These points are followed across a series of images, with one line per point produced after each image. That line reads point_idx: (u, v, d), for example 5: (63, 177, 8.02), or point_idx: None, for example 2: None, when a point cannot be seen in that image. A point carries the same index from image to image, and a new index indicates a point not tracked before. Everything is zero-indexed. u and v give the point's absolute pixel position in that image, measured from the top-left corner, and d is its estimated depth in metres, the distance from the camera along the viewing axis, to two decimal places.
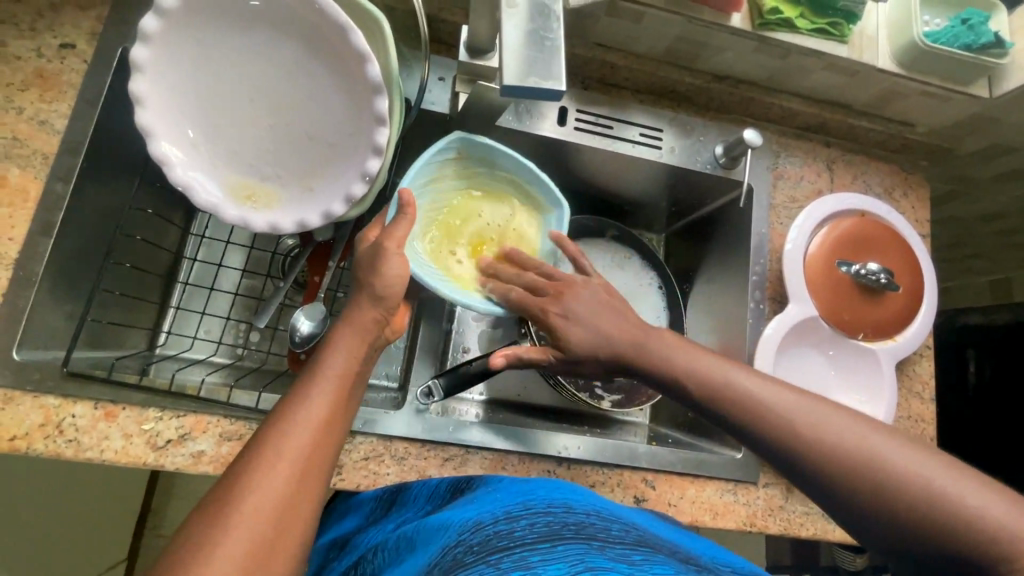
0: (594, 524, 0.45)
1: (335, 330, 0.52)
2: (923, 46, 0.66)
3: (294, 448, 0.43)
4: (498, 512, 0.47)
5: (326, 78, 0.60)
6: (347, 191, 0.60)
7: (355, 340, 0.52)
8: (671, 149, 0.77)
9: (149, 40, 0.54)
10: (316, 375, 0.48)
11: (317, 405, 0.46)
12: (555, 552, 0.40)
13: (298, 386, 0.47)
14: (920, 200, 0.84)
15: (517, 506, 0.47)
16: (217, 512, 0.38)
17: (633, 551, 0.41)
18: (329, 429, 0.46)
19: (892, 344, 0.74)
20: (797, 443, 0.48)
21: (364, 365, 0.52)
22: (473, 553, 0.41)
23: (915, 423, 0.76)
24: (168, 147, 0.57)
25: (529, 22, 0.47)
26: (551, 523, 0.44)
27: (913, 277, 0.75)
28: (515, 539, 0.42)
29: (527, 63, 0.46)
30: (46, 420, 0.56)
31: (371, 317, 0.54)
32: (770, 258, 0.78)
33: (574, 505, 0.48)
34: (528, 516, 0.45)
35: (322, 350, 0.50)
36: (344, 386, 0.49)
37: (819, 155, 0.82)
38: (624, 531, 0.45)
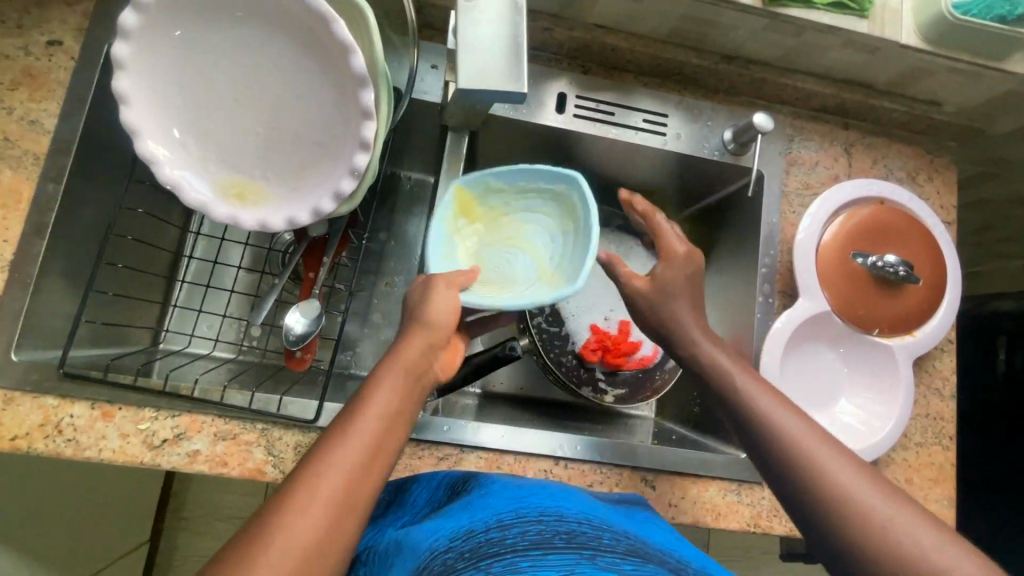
0: (586, 532, 0.43)
1: (381, 364, 0.50)
2: (952, 19, 0.60)
3: (330, 485, 0.42)
4: (490, 519, 0.45)
5: (311, 70, 0.58)
6: (336, 187, 0.59)
7: (402, 372, 0.50)
8: (676, 135, 0.74)
9: (129, 36, 0.53)
10: (359, 410, 0.47)
11: (357, 443, 0.45)
12: (546, 560, 0.39)
13: (340, 421, 0.46)
14: (946, 184, 0.78)
15: (510, 512, 0.46)
16: (240, 558, 0.38)
17: (623, 560, 0.40)
18: (367, 473, 0.44)
19: (910, 340, 0.70)
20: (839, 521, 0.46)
21: (410, 400, 0.50)
22: (464, 559, 0.40)
23: (934, 421, 0.73)
24: (154, 145, 0.56)
25: (489, 20, 0.51)
26: (542, 530, 0.43)
27: (935, 269, 0.71)
28: (506, 546, 0.41)
29: (490, 68, 0.50)
30: (45, 420, 0.57)
31: (410, 337, 0.52)
32: (781, 250, 0.74)
33: (567, 512, 0.46)
34: (522, 522, 0.44)
35: (369, 385, 0.48)
36: (387, 426, 0.47)
37: (837, 138, 0.77)
38: (615, 539, 0.44)
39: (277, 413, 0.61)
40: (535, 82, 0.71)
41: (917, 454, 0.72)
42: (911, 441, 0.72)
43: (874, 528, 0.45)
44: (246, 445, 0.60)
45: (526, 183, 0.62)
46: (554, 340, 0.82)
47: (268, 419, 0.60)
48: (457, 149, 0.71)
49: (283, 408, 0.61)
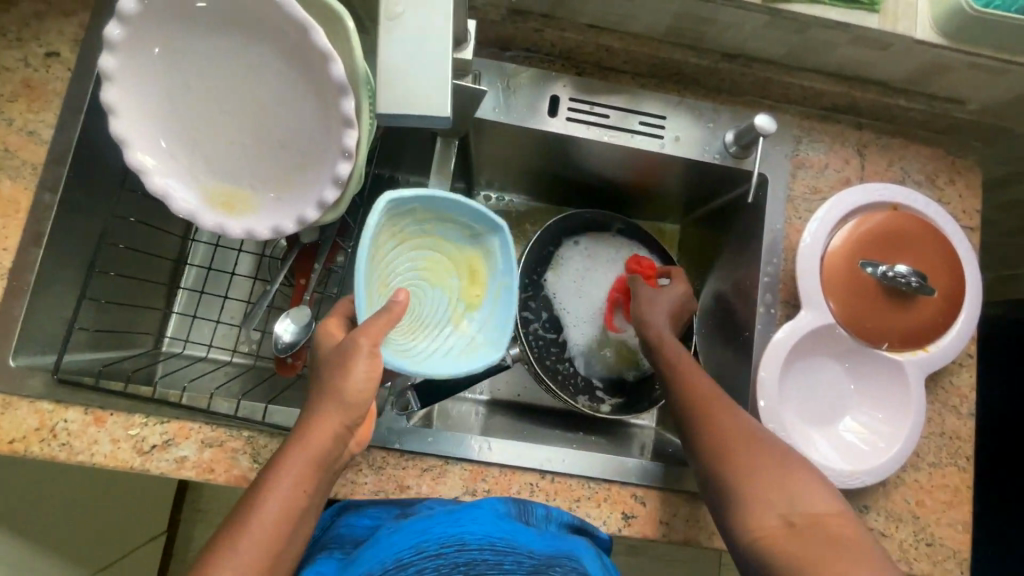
0: (486, 560, 0.46)
1: (283, 452, 0.47)
2: (971, 11, 0.56)
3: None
4: (388, 560, 0.46)
5: (294, 78, 0.58)
6: (319, 196, 0.59)
7: (304, 464, 0.46)
8: (674, 138, 0.71)
9: (114, 47, 0.54)
10: (252, 513, 0.44)
11: (249, 552, 0.43)
12: None
13: (235, 523, 0.44)
14: (969, 187, 0.73)
15: (408, 549, 0.47)
16: None
17: None
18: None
19: (922, 355, 0.65)
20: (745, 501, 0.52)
21: (315, 490, 0.47)
22: None
23: (950, 440, 0.69)
24: (143, 155, 0.57)
25: (409, 43, 0.48)
26: (440, 568, 0.45)
27: (952, 279, 0.66)
28: None
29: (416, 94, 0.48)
30: (41, 424, 0.59)
31: (322, 417, 0.48)
32: (785, 257, 0.70)
33: (466, 539, 0.48)
34: (421, 559, 0.46)
35: (265, 479, 0.45)
36: (285, 524, 0.45)
37: (850, 138, 0.73)
38: (516, 563, 0.47)
39: (262, 421, 0.61)
40: (526, 85, 0.69)
41: (930, 475, 0.68)
42: (923, 461, 0.68)
43: (782, 505, 0.50)
44: (232, 452, 0.60)
45: (434, 207, 0.58)
46: (550, 347, 0.80)
47: (255, 428, 0.60)
48: (446, 155, 0.69)
49: (268, 416, 0.61)
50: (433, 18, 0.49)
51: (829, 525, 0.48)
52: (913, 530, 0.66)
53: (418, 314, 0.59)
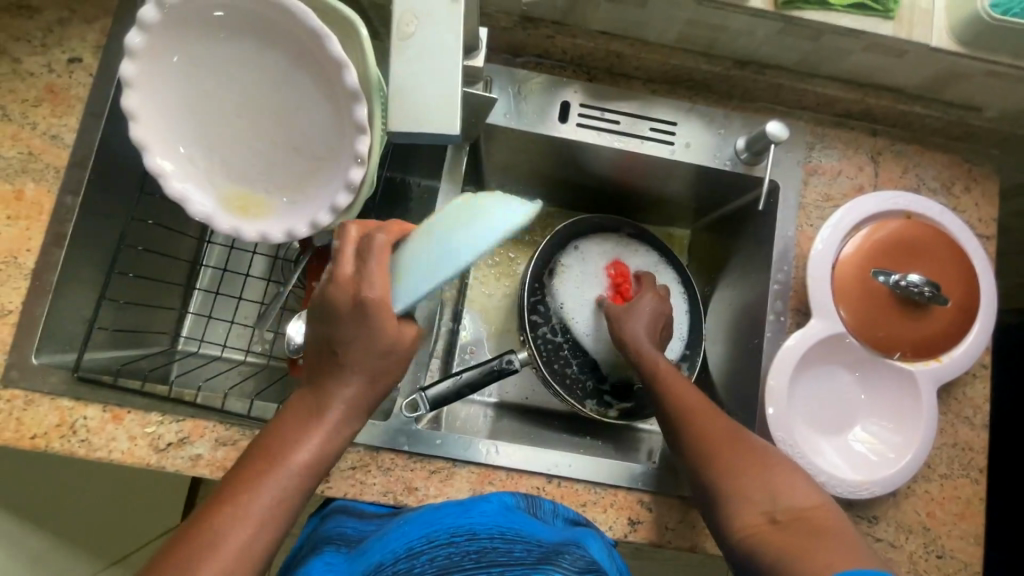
0: (497, 548, 0.45)
1: (310, 400, 0.49)
2: (988, 19, 0.55)
3: (237, 539, 0.43)
4: (399, 548, 0.46)
5: (308, 84, 0.59)
6: (332, 200, 0.60)
7: (328, 413, 0.48)
8: (685, 145, 0.71)
9: (136, 55, 0.55)
10: (279, 455, 0.47)
11: (269, 489, 0.45)
12: None
13: (261, 461, 0.47)
14: (985, 196, 0.72)
15: (420, 539, 0.47)
16: None
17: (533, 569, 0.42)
18: (278, 519, 0.46)
19: (935, 365, 0.65)
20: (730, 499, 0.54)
21: (335, 447, 0.49)
22: None
23: (962, 451, 0.68)
24: (163, 160, 0.58)
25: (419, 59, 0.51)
26: (451, 556, 0.44)
27: (966, 289, 0.65)
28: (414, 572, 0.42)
29: (426, 114, 0.50)
30: (62, 421, 0.60)
31: (346, 377, 0.48)
32: (796, 265, 0.70)
33: (478, 530, 0.48)
34: (430, 548, 0.45)
35: (295, 423, 0.48)
36: (305, 474, 0.47)
37: (863, 146, 0.72)
38: (528, 550, 0.45)
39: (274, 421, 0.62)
40: (538, 91, 0.69)
41: (941, 487, 0.67)
42: (935, 472, 0.67)
43: (769, 499, 0.53)
44: (245, 451, 0.61)
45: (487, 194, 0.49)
46: (559, 351, 0.80)
47: (267, 428, 0.62)
48: (458, 160, 0.71)
49: None
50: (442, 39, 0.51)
51: (814, 519, 0.50)
52: (923, 542, 0.66)
53: None
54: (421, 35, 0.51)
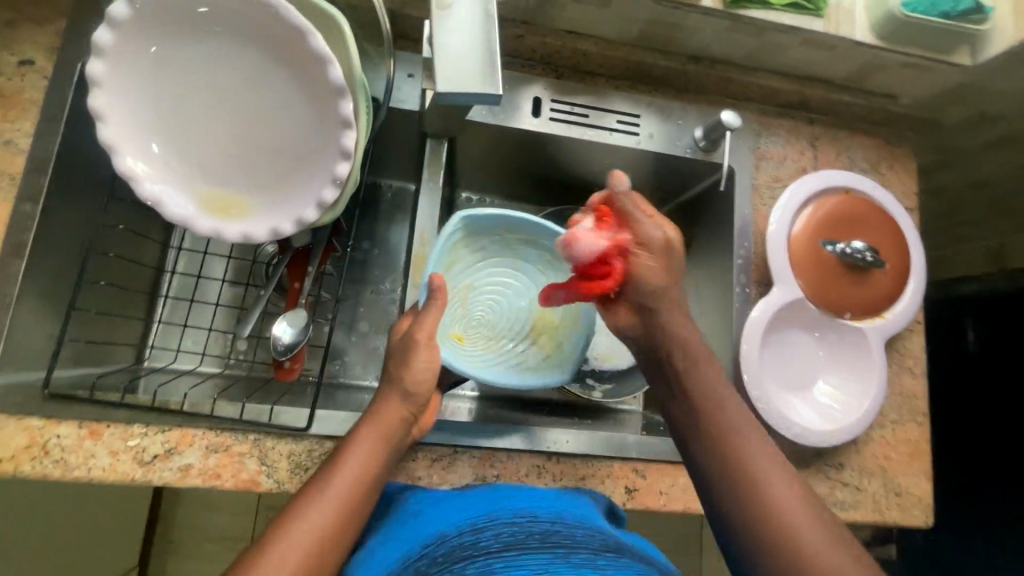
0: (561, 530, 0.45)
1: (359, 427, 0.54)
2: (901, 16, 0.64)
3: (297, 554, 0.46)
4: (463, 524, 0.46)
5: (288, 81, 0.59)
6: (318, 196, 0.60)
7: (377, 434, 0.53)
8: (649, 135, 0.77)
9: (104, 53, 0.54)
10: (331, 475, 0.51)
11: (325, 506, 0.48)
12: (518, 561, 0.41)
13: (316, 483, 0.50)
14: (907, 173, 0.82)
15: (481, 517, 0.47)
16: None
17: (597, 555, 0.42)
18: (338, 534, 0.48)
19: (880, 322, 0.73)
20: (748, 493, 0.54)
21: (385, 464, 0.53)
22: (435, 564, 0.42)
23: (907, 399, 0.76)
24: (134, 162, 0.57)
25: (465, 27, 0.52)
26: (516, 533, 0.44)
27: (901, 254, 0.74)
28: (479, 548, 0.43)
29: (464, 67, 0.51)
30: (32, 442, 0.56)
31: (387, 400, 0.55)
32: (755, 241, 0.77)
33: (539, 513, 0.48)
34: (494, 524, 0.46)
35: (348, 444, 0.53)
36: (359, 487, 0.51)
37: (803, 132, 0.80)
38: (589, 535, 0.45)
39: (267, 423, 0.61)
40: (509, 86, 0.73)
41: (893, 431, 0.75)
42: (887, 419, 0.76)
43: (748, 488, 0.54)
44: (238, 456, 0.60)
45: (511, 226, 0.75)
46: None
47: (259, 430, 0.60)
48: (437, 154, 0.72)
49: (275, 417, 0.61)
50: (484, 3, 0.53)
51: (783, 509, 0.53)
52: (882, 482, 0.74)
53: (494, 328, 0.76)
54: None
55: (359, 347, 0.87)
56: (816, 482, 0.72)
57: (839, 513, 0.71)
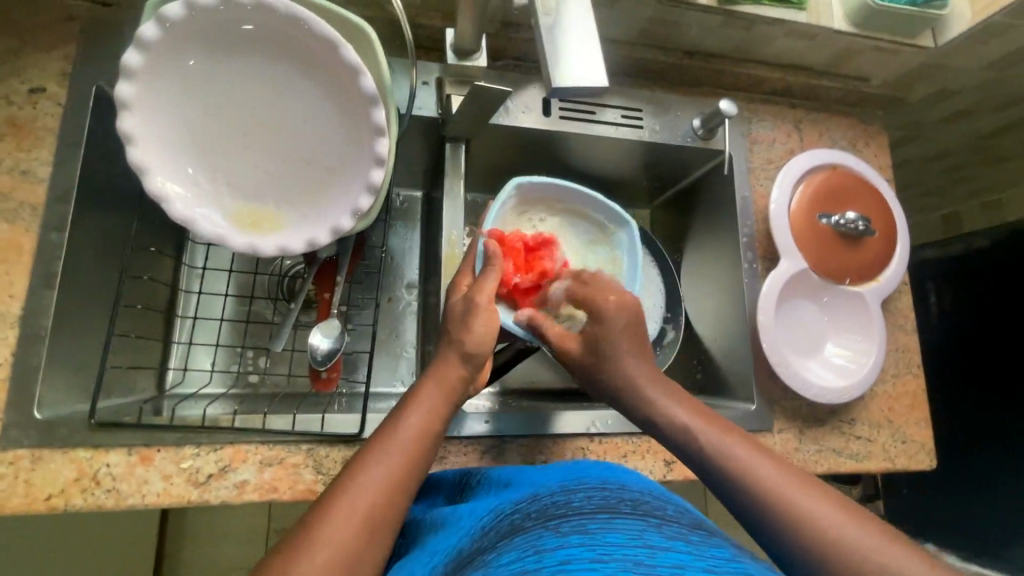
0: (651, 502, 0.45)
1: (419, 386, 0.58)
2: (875, 5, 0.70)
3: (368, 499, 0.47)
4: (555, 486, 0.48)
5: (316, 95, 0.60)
6: (353, 204, 0.61)
7: (437, 390, 0.57)
8: (652, 127, 0.81)
9: (133, 76, 0.54)
10: (394, 428, 0.53)
11: (392, 457, 0.50)
12: (613, 524, 0.40)
13: (380, 436, 0.52)
14: (881, 148, 0.90)
15: (573, 479, 0.49)
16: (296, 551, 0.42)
17: (690, 532, 0.41)
18: (404, 482, 0.50)
19: (876, 285, 0.79)
20: (769, 504, 0.48)
21: (443, 421, 0.57)
22: (530, 518, 0.43)
23: (903, 353, 0.83)
24: (165, 183, 0.56)
25: (563, 24, 0.49)
26: (608, 498, 0.44)
27: (888, 221, 0.81)
28: (573, 507, 0.43)
29: (572, 61, 0.48)
30: (81, 473, 0.55)
31: (446, 360, 0.59)
32: (756, 220, 0.82)
33: (629, 483, 0.48)
34: (586, 489, 0.46)
35: (409, 402, 0.55)
36: (422, 441, 0.53)
37: (787, 117, 0.87)
38: (680, 512, 0.45)
39: (319, 432, 0.61)
40: (520, 88, 0.76)
41: (894, 384, 0.82)
42: (887, 373, 0.82)
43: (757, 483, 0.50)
44: (294, 468, 0.60)
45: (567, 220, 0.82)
46: None
47: (313, 440, 0.61)
48: (456, 157, 0.74)
49: (326, 426, 0.61)
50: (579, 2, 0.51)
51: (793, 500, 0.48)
52: (890, 431, 0.80)
53: None
54: None
55: (383, 355, 0.88)
56: (834, 437, 0.77)
57: (857, 464, 0.77)
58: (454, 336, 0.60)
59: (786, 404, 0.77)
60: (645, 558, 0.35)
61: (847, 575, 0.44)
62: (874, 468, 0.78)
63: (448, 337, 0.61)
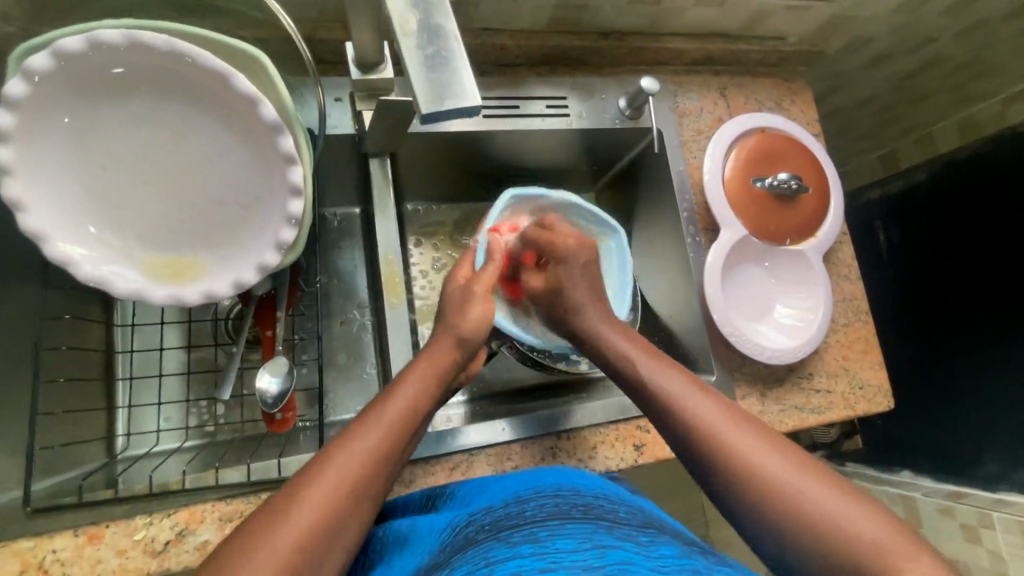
0: (603, 507, 0.49)
1: (412, 362, 0.58)
2: None
3: (348, 468, 0.46)
4: (511, 497, 0.52)
5: (217, 130, 0.57)
6: (276, 238, 0.58)
7: (429, 365, 0.58)
8: (578, 114, 0.80)
9: (8, 138, 0.50)
10: (384, 400, 0.53)
11: (378, 427, 0.50)
12: (563, 529, 0.43)
13: (373, 405, 0.52)
14: (806, 103, 0.91)
15: (529, 490, 0.52)
16: (272, 522, 0.42)
17: (640, 532, 0.45)
18: (390, 452, 0.49)
19: (816, 241, 0.80)
20: (702, 445, 0.52)
21: (435, 397, 0.57)
22: (484, 530, 0.46)
23: (851, 301, 0.85)
24: (67, 246, 0.53)
25: (425, 45, 0.46)
26: (560, 505, 0.48)
27: (819, 176, 0.82)
28: (526, 515, 0.47)
29: (437, 87, 0.45)
30: (25, 565, 0.52)
31: (440, 338, 0.61)
32: (694, 192, 0.82)
33: (582, 489, 0.52)
34: (539, 497, 0.50)
35: (400, 376, 0.56)
36: (413, 413, 0.53)
37: (712, 84, 0.87)
38: (631, 514, 0.49)
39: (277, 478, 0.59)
40: None
41: (846, 333, 0.84)
42: (838, 324, 0.84)
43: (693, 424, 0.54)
44: None
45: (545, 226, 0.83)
46: None
47: (272, 487, 0.59)
48: (383, 172, 0.72)
49: (284, 470, 0.60)
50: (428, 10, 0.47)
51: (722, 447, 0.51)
52: (848, 379, 0.82)
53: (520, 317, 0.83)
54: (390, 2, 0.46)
55: (343, 382, 0.86)
56: (794, 394, 0.79)
57: (819, 416, 0.79)
58: (450, 320, 0.63)
59: (746, 370, 0.78)
60: (595, 559, 0.39)
61: (771, 511, 0.47)
62: (836, 418, 0.80)
63: (443, 320, 0.63)
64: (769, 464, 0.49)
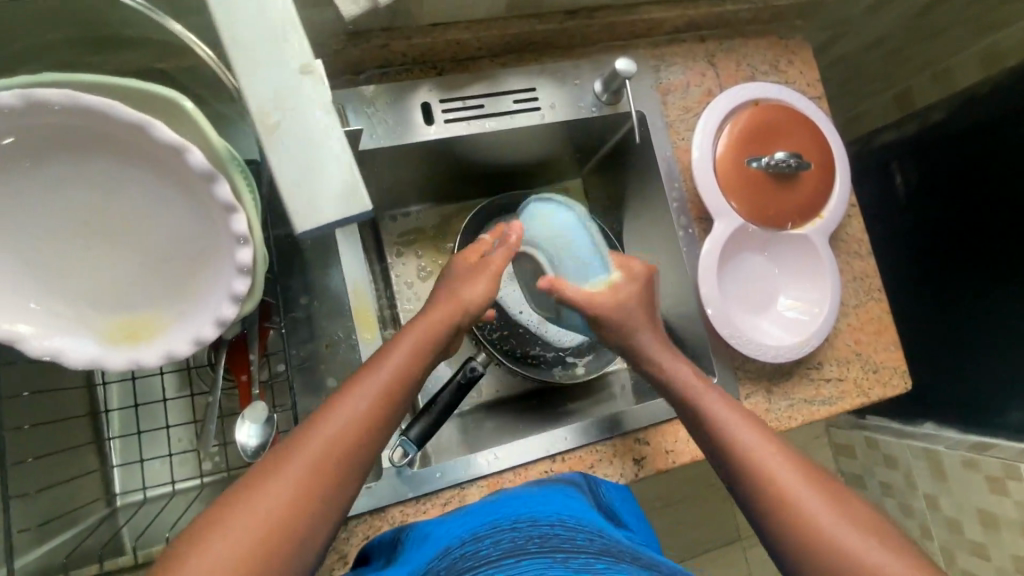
0: (559, 534, 0.47)
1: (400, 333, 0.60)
2: None
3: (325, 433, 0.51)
4: (465, 535, 0.50)
5: (148, 181, 0.52)
6: (231, 288, 0.53)
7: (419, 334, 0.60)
8: (550, 106, 0.73)
9: None
10: (367, 372, 0.56)
11: (352, 400, 0.53)
12: (519, 565, 0.41)
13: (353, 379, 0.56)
14: (805, 62, 0.82)
15: (487, 525, 0.50)
16: (252, 482, 0.47)
17: (596, 560, 0.43)
18: (364, 423, 0.53)
19: (820, 222, 0.74)
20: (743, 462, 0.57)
21: (420, 367, 0.59)
22: None
23: (862, 281, 0.79)
24: (11, 322, 0.49)
25: (300, 145, 0.43)
26: (515, 537, 0.46)
27: (822, 149, 0.74)
28: (483, 553, 0.44)
29: (319, 197, 0.44)
30: None
31: (439, 299, 0.64)
32: (684, 179, 0.76)
33: (539, 517, 0.50)
34: (494, 532, 0.48)
35: (385, 348, 0.58)
36: (390, 387, 0.55)
37: (698, 53, 0.78)
38: (589, 539, 0.47)
39: None
40: (392, 100, 0.68)
41: (858, 315, 0.78)
42: (849, 306, 0.78)
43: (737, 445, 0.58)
44: None
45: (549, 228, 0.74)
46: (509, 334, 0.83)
47: None
48: None
49: None
50: (313, 95, 0.44)
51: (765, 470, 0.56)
52: (860, 365, 0.77)
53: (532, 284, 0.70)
54: (275, 80, 0.43)
55: None
56: (803, 387, 0.74)
57: (831, 408, 0.75)
58: (451, 285, 0.64)
59: (750, 368, 0.74)
60: None
61: (801, 533, 0.52)
62: (849, 407, 0.76)
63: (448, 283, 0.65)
64: (801, 491, 0.54)
